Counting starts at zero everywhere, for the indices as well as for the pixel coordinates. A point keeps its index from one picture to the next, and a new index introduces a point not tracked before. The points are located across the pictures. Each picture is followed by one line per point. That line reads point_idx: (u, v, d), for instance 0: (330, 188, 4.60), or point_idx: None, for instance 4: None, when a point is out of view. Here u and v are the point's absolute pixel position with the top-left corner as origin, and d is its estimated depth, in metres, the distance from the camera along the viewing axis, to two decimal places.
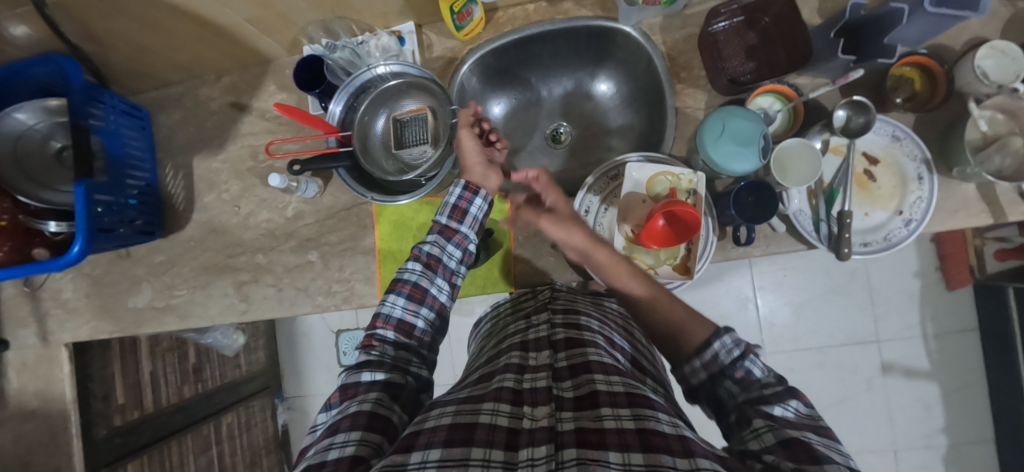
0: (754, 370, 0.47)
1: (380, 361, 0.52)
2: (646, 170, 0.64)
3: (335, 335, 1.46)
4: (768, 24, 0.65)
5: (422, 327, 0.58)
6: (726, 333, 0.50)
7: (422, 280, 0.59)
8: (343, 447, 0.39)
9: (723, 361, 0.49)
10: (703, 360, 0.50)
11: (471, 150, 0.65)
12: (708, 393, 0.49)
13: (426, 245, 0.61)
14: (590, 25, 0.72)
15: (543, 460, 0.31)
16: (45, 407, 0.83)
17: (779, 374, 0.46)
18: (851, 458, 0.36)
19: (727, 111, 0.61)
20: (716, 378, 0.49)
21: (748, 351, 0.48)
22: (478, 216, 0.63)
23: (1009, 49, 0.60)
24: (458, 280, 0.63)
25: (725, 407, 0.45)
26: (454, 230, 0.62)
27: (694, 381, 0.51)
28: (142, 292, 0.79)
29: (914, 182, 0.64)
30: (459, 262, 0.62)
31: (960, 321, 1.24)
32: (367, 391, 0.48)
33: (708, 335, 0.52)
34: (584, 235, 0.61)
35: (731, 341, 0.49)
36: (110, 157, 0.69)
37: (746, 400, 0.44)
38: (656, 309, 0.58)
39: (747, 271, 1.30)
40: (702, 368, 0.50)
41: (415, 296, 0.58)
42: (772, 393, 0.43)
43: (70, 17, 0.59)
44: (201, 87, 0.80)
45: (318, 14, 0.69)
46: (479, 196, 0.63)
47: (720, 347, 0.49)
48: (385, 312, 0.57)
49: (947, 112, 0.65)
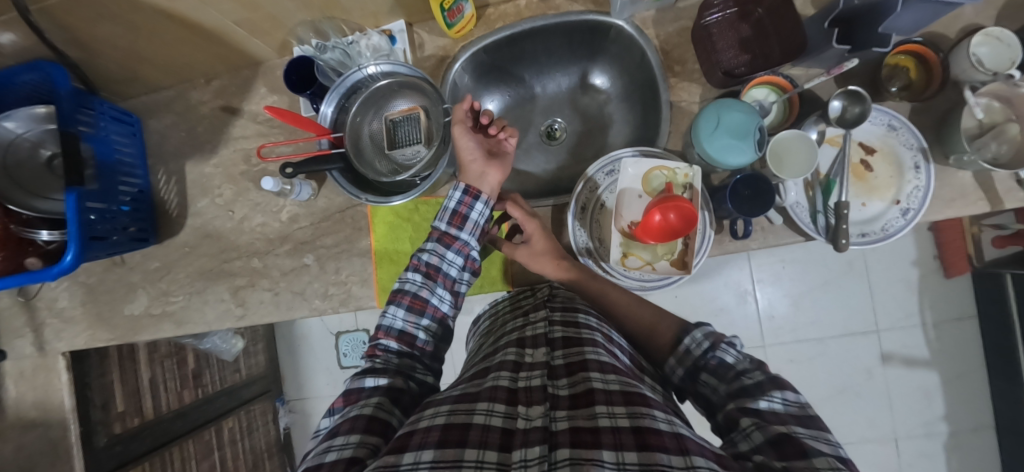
0: (726, 358, 0.49)
1: (384, 369, 0.53)
2: (641, 166, 0.64)
3: (334, 337, 1.46)
4: (762, 15, 0.65)
5: (423, 337, 0.58)
6: (696, 328, 0.53)
7: (423, 290, 0.58)
8: (341, 449, 0.39)
9: (695, 354, 0.51)
10: (677, 356, 0.53)
11: (468, 149, 0.65)
12: (691, 390, 0.51)
13: (426, 254, 0.60)
14: (582, 20, 0.71)
15: (536, 461, 0.31)
16: (44, 417, 0.82)
17: (753, 358, 0.48)
18: (840, 448, 0.37)
19: (721, 104, 0.60)
20: (693, 373, 0.51)
21: (717, 343, 0.51)
22: (479, 222, 0.63)
23: (1004, 36, 0.59)
24: (461, 287, 0.62)
25: (712, 404, 0.46)
26: (453, 237, 0.61)
27: (675, 379, 0.53)
28: (138, 299, 0.78)
29: (911, 171, 0.63)
30: (461, 269, 0.62)
31: (959, 308, 1.24)
32: (370, 396, 0.48)
33: (678, 333, 0.55)
34: (556, 268, 0.65)
35: (701, 335, 0.52)
36: (101, 164, 0.68)
37: (728, 395, 0.45)
38: (643, 319, 0.60)
39: (745, 263, 1.30)
40: (679, 365, 0.52)
41: (415, 306, 0.58)
42: (756, 383, 0.44)
43: (55, 23, 0.58)
44: (191, 91, 0.80)
45: (307, 15, 0.68)
46: (479, 201, 0.63)
47: (691, 341, 0.52)
48: (386, 323, 0.57)
49: (942, 100, 0.65)
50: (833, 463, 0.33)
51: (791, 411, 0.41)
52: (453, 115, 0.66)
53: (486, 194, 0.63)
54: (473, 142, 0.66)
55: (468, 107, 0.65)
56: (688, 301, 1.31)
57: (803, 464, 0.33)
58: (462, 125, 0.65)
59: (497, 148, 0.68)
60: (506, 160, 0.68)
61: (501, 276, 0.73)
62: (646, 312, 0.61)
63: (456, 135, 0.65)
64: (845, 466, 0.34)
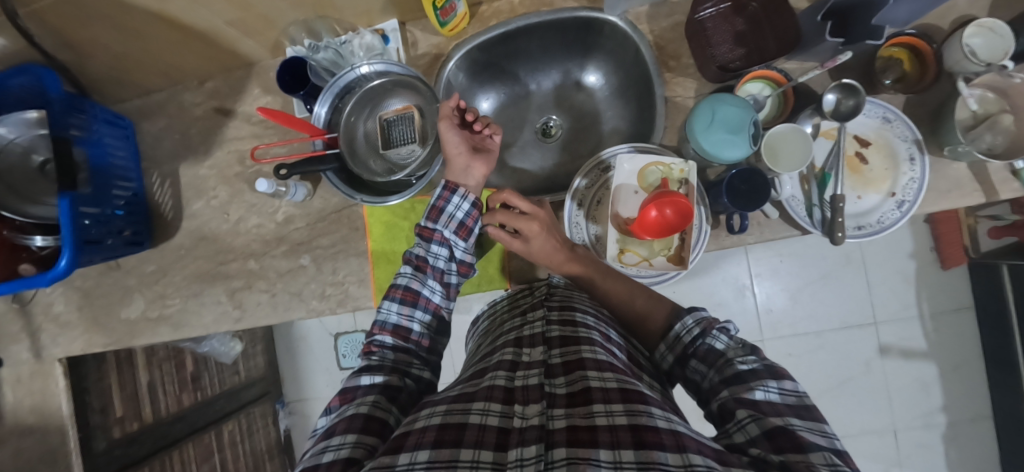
0: (716, 344, 0.49)
1: (380, 365, 0.53)
2: (637, 161, 0.63)
3: (334, 338, 1.46)
4: (756, 9, 0.65)
5: (418, 330, 0.58)
6: (688, 314, 0.53)
7: (413, 282, 0.59)
8: (338, 450, 0.39)
9: (685, 340, 0.52)
10: (668, 343, 0.54)
11: (455, 143, 0.64)
12: (682, 375, 0.52)
13: (414, 248, 0.62)
14: (576, 16, 0.71)
15: (532, 461, 0.30)
16: (42, 422, 0.82)
17: (742, 341, 0.49)
18: (836, 439, 0.38)
19: (716, 99, 0.60)
20: (682, 359, 0.52)
21: (709, 329, 0.51)
22: (455, 215, 0.61)
23: (997, 26, 0.59)
24: (451, 279, 0.62)
25: (703, 390, 0.47)
26: (432, 230, 0.61)
27: (664, 365, 0.54)
28: (135, 303, 0.78)
29: (906, 163, 0.63)
30: (447, 261, 0.61)
31: (955, 299, 1.24)
32: (366, 394, 0.48)
33: (669, 319, 0.56)
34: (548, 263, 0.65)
35: (692, 321, 0.53)
36: (94, 168, 0.68)
37: (720, 381, 0.45)
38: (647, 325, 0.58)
39: (743, 257, 1.30)
40: (669, 351, 0.53)
41: (407, 299, 0.58)
42: (750, 371, 0.44)
43: (45, 25, 0.58)
44: (184, 93, 0.79)
45: (299, 14, 0.68)
46: (457, 194, 0.62)
47: (682, 328, 0.53)
48: (381, 318, 0.58)
49: (936, 93, 0.65)
50: (830, 458, 0.33)
51: (786, 400, 0.41)
52: (441, 109, 0.64)
53: (465, 188, 0.62)
54: (459, 137, 0.64)
55: (456, 105, 0.64)
56: (687, 296, 1.31)
57: (798, 457, 0.33)
58: (450, 121, 0.64)
59: (482, 144, 0.67)
60: (491, 155, 0.66)
61: (500, 274, 0.73)
62: (638, 298, 0.61)
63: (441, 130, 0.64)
64: (841, 459, 0.34)
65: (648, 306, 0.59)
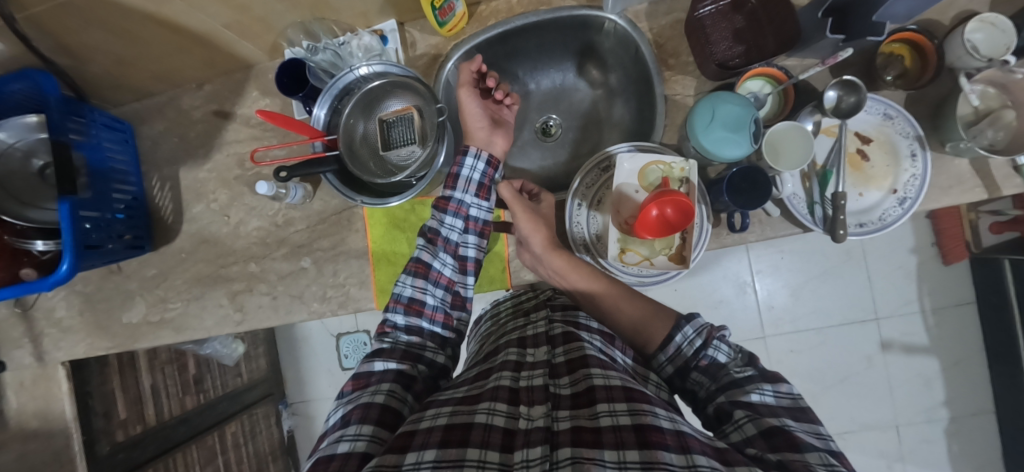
0: (719, 357, 0.48)
1: (393, 350, 0.53)
2: (638, 160, 0.62)
3: (335, 339, 1.47)
4: (755, 6, 0.65)
5: (433, 304, 0.58)
6: (687, 323, 0.51)
7: (425, 254, 0.59)
8: (354, 440, 0.40)
9: (687, 353, 0.49)
10: (668, 354, 0.51)
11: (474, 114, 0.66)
12: (679, 387, 0.50)
13: (429, 221, 0.62)
14: (574, 15, 0.70)
15: (538, 462, 0.31)
16: (46, 427, 0.82)
17: (743, 355, 0.48)
18: (830, 441, 0.38)
19: (716, 97, 0.60)
20: (683, 371, 0.49)
21: (710, 339, 0.49)
22: (473, 178, 0.62)
23: (999, 21, 0.59)
24: (467, 252, 0.61)
25: (700, 399, 0.47)
26: (448, 199, 0.61)
27: (663, 375, 0.51)
28: (136, 307, 0.78)
29: (908, 159, 0.63)
30: (462, 232, 0.61)
31: (957, 294, 1.24)
32: (380, 381, 0.48)
33: (669, 330, 0.52)
34: (545, 238, 0.62)
35: (693, 330, 0.50)
36: (94, 171, 0.68)
37: (717, 389, 0.45)
38: (645, 334, 0.54)
39: (744, 255, 1.30)
40: (668, 362, 0.50)
41: (419, 272, 0.58)
42: (745, 377, 0.45)
43: (43, 30, 0.57)
44: (183, 96, 0.79)
45: (297, 16, 0.68)
46: (468, 156, 0.63)
47: (682, 339, 0.50)
48: (396, 292, 0.57)
49: (937, 89, 0.65)
50: (826, 458, 0.33)
51: (781, 403, 0.42)
52: (461, 74, 0.65)
53: (473, 147, 0.63)
54: (478, 107, 0.67)
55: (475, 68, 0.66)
56: (688, 295, 1.31)
57: (795, 456, 0.33)
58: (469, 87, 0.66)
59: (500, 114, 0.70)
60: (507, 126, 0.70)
61: (500, 274, 0.72)
62: (628, 303, 0.58)
63: (464, 97, 0.65)
64: (837, 460, 0.34)
65: (639, 314, 0.56)
